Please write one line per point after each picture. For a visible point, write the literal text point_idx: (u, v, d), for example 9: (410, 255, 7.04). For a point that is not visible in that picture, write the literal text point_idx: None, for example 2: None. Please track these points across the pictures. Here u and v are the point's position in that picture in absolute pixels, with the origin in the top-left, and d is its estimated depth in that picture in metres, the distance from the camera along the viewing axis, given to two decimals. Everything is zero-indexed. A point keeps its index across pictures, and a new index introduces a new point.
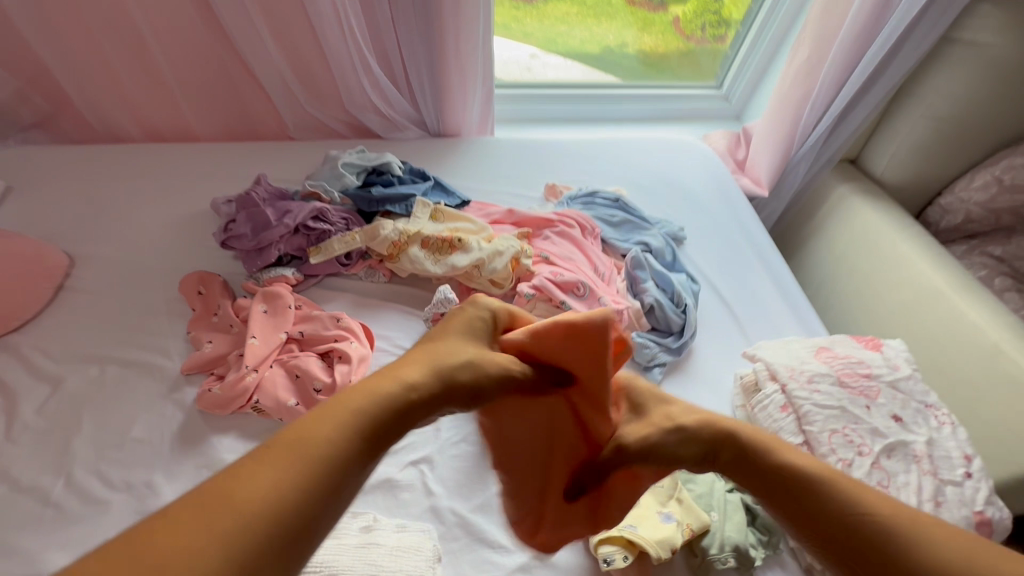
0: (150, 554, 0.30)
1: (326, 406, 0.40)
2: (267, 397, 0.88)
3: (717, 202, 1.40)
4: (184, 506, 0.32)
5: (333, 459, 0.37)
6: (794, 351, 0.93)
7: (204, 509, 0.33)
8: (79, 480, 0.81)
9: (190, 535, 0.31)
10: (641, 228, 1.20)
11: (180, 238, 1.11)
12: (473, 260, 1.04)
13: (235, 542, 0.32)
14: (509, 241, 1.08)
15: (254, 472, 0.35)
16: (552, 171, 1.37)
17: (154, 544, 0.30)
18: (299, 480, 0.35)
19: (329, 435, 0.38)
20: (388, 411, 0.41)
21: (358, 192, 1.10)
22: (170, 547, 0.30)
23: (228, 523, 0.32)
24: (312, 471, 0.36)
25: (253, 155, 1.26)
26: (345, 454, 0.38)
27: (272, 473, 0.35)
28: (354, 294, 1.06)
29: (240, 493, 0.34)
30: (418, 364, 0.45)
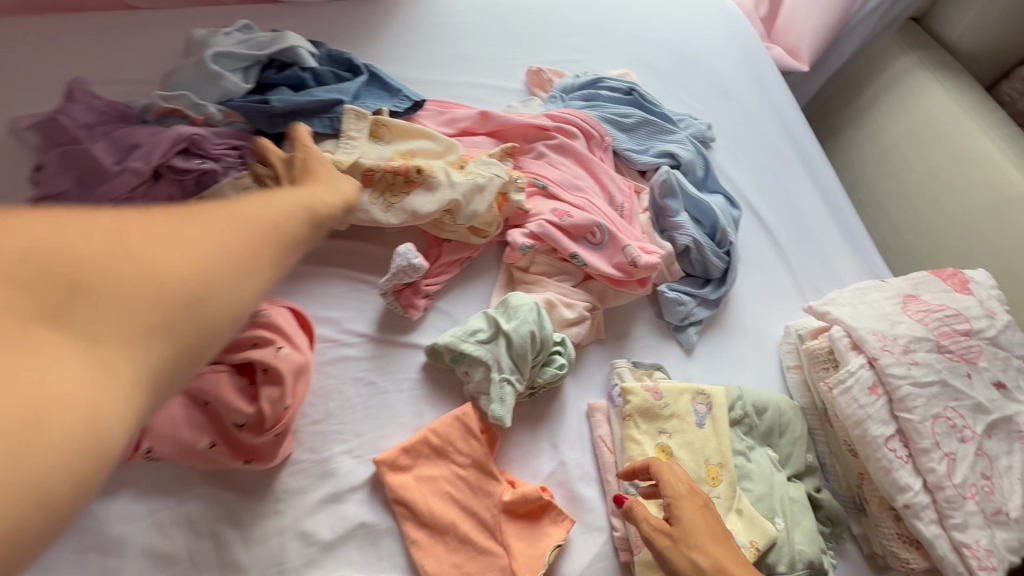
0: (57, 246, 0.32)
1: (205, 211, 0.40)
2: (163, 441, 0.60)
3: (749, 83, 1.07)
4: (84, 234, 0.33)
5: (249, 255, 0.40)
6: (876, 305, 0.71)
7: (190, 220, 0.39)
8: None
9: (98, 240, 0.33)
10: (664, 132, 0.88)
11: None
12: (443, 200, 0.72)
13: (242, 224, 0.41)
14: (490, 167, 0.75)
15: (179, 220, 0.38)
16: (534, 47, 0.97)
17: (101, 232, 0.34)
18: (228, 235, 0.39)
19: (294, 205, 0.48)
20: (298, 211, 0.48)
21: (247, 99, 0.71)
22: (79, 257, 0.32)
23: (245, 213, 0.42)
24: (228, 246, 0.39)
25: (72, 37, 0.80)
26: (249, 244, 0.41)
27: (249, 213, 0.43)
28: None
29: (181, 233, 0.37)
30: (324, 189, 0.55)
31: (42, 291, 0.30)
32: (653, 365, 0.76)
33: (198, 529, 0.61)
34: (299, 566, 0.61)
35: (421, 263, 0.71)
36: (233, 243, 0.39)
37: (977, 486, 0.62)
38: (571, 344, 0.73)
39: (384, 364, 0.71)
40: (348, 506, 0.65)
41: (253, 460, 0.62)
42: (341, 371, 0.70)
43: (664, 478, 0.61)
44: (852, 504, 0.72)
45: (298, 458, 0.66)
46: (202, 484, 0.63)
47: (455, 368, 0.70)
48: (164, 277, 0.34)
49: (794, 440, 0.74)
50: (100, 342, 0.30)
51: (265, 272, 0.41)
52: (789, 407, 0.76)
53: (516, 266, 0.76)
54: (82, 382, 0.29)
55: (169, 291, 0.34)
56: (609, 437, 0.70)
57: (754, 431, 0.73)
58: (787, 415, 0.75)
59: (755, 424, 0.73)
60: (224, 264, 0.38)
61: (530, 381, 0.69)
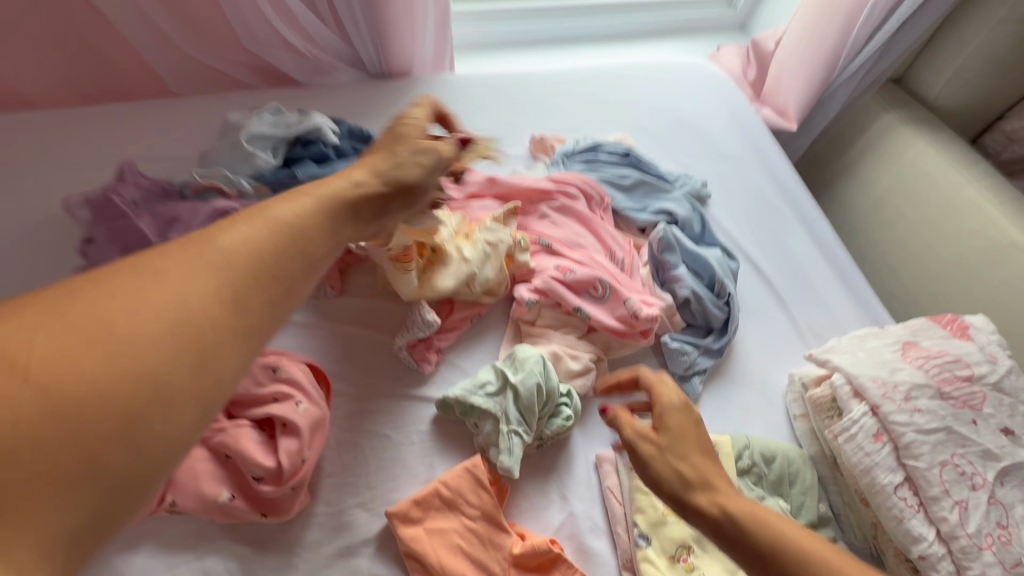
0: (77, 300, 0.37)
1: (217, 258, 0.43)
2: (186, 494, 0.63)
3: (741, 144, 1.13)
4: (69, 299, 0.36)
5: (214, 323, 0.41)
6: (875, 353, 0.73)
7: (167, 269, 0.41)
8: None
9: (71, 344, 0.34)
10: (661, 191, 0.94)
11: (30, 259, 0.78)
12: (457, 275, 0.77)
13: (210, 280, 0.42)
14: (495, 233, 0.80)
15: (173, 259, 0.42)
16: (537, 117, 1.06)
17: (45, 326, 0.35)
18: (225, 264, 0.43)
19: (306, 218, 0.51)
20: (287, 236, 0.48)
21: (276, 172, 0.79)
22: (89, 306, 0.37)
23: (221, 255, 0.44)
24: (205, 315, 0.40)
25: (124, 123, 0.90)
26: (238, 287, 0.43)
27: (227, 263, 0.44)
28: (297, 319, 0.79)
29: (164, 293, 0.39)
30: (307, 208, 0.51)
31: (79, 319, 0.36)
32: None
33: None
34: None
35: (434, 321, 0.76)
36: (208, 305, 0.41)
37: (993, 537, 0.60)
38: (578, 394, 0.75)
39: (397, 416, 0.74)
40: (361, 560, 0.66)
41: (270, 513, 0.64)
42: (356, 424, 0.73)
43: (657, 391, 0.62)
44: (870, 557, 0.71)
45: (313, 511, 0.68)
46: (221, 537, 0.65)
47: (465, 421, 0.72)
48: (135, 345, 0.36)
49: (805, 489, 0.74)
50: (82, 434, 0.33)
51: (246, 317, 0.43)
52: (797, 456, 0.76)
53: (523, 320, 0.80)
54: (81, 446, 0.33)
55: (114, 404, 0.34)
56: (617, 488, 0.71)
57: (764, 481, 0.74)
58: (796, 465, 0.75)
59: (764, 474, 0.74)
60: (183, 357, 0.38)
61: (538, 433, 0.71)
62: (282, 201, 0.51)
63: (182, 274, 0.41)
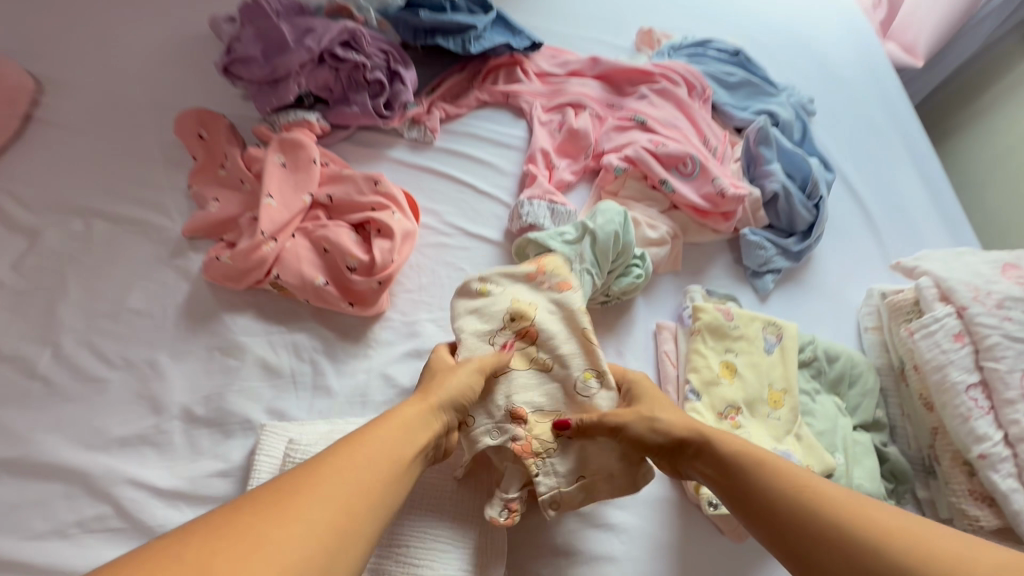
0: (314, 479, 0.39)
1: (324, 468, 0.40)
2: (289, 272, 0.70)
3: (856, 70, 1.06)
4: (294, 485, 0.38)
5: (348, 519, 0.38)
6: (972, 267, 0.70)
7: (384, 440, 0.45)
8: (67, 352, 0.67)
9: (315, 490, 0.38)
10: (762, 95, 0.91)
11: (176, 69, 0.88)
12: (542, 478, 0.54)
13: (360, 479, 0.41)
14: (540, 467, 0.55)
15: (355, 448, 0.43)
16: (648, 10, 1.05)
17: (308, 483, 0.38)
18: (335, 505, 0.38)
19: (388, 438, 0.45)
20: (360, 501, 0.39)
21: (400, 17, 0.85)
22: (324, 478, 0.39)
23: (360, 468, 0.41)
24: (361, 485, 0.40)
25: None
26: (372, 483, 0.41)
27: (378, 463, 0.43)
28: (396, 154, 0.83)
29: (381, 443, 0.44)
30: (394, 438, 0.45)
31: (286, 495, 0.37)
32: (727, 295, 0.77)
33: (301, 353, 0.70)
34: (380, 403, 0.68)
35: (508, 199, 0.83)
36: (344, 502, 0.38)
37: None
38: (650, 264, 0.76)
39: (473, 254, 0.78)
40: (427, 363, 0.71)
41: (357, 304, 0.71)
42: (437, 251, 0.78)
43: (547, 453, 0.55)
44: (920, 466, 0.69)
45: (389, 316, 0.73)
46: (309, 320, 0.72)
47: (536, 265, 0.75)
48: (318, 521, 0.36)
49: (865, 393, 0.72)
50: (287, 504, 0.36)
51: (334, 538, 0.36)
52: (863, 362, 0.74)
53: (606, 189, 0.82)
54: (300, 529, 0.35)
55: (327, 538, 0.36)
56: (674, 352, 0.72)
57: (822, 377, 0.73)
58: (861, 369, 0.74)
59: (824, 370, 0.73)
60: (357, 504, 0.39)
61: (607, 285, 0.73)
62: (364, 437, 0.45)
63: (412, 412, 0.48)
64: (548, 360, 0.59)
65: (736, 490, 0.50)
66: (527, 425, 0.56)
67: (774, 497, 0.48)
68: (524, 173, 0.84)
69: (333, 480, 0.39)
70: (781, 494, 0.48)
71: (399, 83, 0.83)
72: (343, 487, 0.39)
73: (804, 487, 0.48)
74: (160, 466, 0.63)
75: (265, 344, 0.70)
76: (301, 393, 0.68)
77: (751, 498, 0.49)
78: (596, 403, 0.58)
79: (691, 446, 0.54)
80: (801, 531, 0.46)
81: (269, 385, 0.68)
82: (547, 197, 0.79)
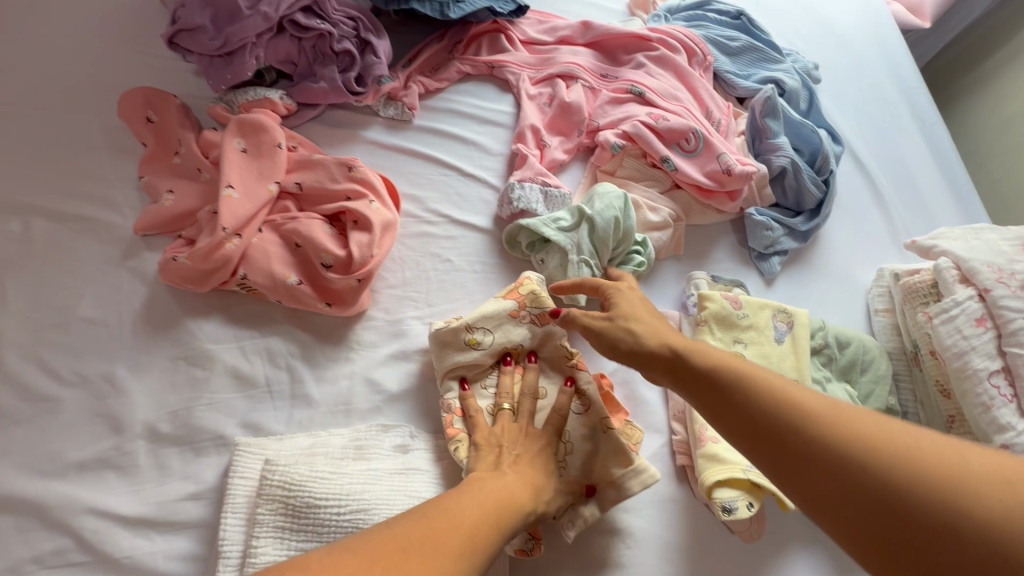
0: (458, 504, 0.41)
1: (458, 497, 0.42)
2: (257, 271, 0.63)
3: (862, 31, 1.00)
4: (453, 509, 0.40)
5: (485, 543, 0.39)
6: (993, 244, 0.66)
7: (507, 482, 0.48)
8: (12, 368, 0.60)
9: (462, 514, 0.40)
10: (766, 61, 0.85)
11: (118, 42, 0.78)
12: (552, 499, 0.55)
13: (494, 513, 0.43)
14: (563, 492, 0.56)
15: (487, 487, 0.46)
16: None
17: (454, 507, 0.41)
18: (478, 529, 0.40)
19: (517, 481, 0.48)
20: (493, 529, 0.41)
21: None
22: (466, 503, 0.41)
23: (500, 503, 0.44)
24: (491, 512, 0.42)
25: None
26: (499, 509, 0.43)
27: (508, 504, 0.45)
28: (372, 135, 0.75)
29: (509, 484, 0.48)
30: (520, 483, 0.48)
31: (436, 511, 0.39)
32: (732, 281, 0.73)
33: (276, 360, 0.64)
34: (366, 411, 0.63)
35: (497, 182, 0.76)
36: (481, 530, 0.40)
37: None
38: (653, 250, 0.71)
39: (461, 243, 0.72)
40: (416, 365, 0.65)
41: (334, 304, 0.65)
42: (421, 242, 0.71)
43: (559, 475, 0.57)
44: None
45: (372, 315, 0.67)
46: (284, 323, 0.66)
47: (530, 257, 0.71)
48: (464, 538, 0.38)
49: (878, 380, 0.69)
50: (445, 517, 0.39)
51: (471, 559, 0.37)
52: (874, 347, 0.71)
53: (603, 169, 0.75)
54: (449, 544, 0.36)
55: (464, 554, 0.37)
56: None
57: (833, 364, 0.69)
58: (873, 355, 0.70)
59: (835, 357, 0.69)
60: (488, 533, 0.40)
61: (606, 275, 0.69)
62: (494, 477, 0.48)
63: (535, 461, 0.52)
64: (545, 390, 0.61)
65: (744, 421, 0.39)
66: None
67: (773, 408, 0.38)
68: (513, 153, 0.77)
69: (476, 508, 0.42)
70: (781, 403, 0.38)
71: (371, 54, 0.75)
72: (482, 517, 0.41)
73: (830, 413, 0.36)
74: (126, 491, 0.57)
75: (235, 351, 0.63)
76: (280, 404, 0.62)
77: (742, 416, 0.39)
78: (593, 412, 0.60)
79: (665, 354, 0.47)
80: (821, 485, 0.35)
81: (242, 396, 0.62)
82: (539, 180, 0.73)
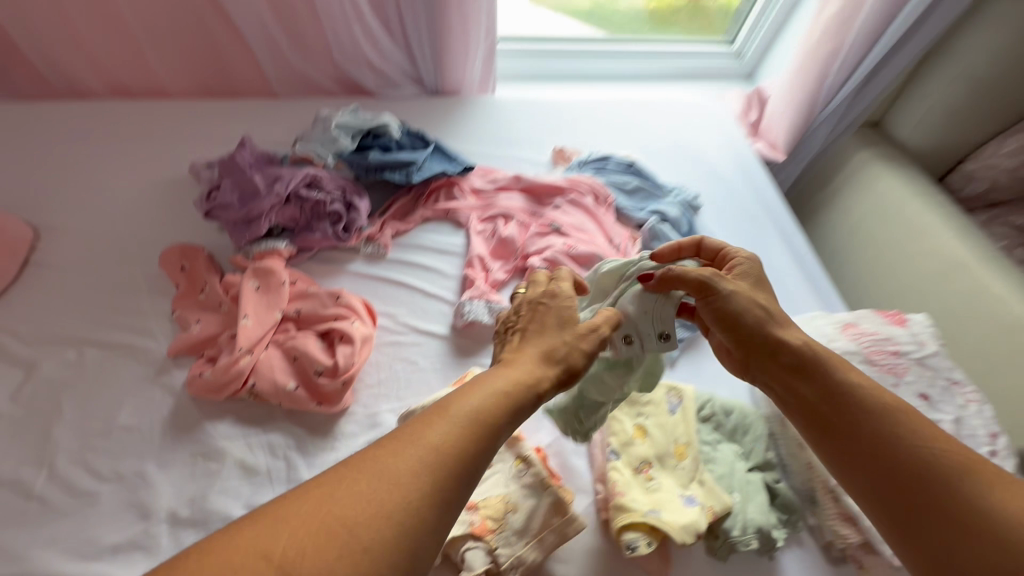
0: (384, 454, 0.45)
1: (391, 444, 0.46)
2: (264, 381, 0.82)
3: (732, 167, 1.31)
4: (376, 462, 0.45)
5: (399, 492, 0.43)
6: (819, 328, 0.90)
7: (459, 415, 0.49)
8: (62, 471, 0.75)
9: (378, 469, 0.44)
10: (654, 197, 1.13)
11: (157, 208, 1.02)
12: (501, 548, 0.70)
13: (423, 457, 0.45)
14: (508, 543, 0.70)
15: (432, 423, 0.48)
16: (558, 131, 1.29)
17: (378, 459, 0.45)
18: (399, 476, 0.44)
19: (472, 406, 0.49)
20: (417, 475, 0.44)
21: (353, 158, 1.04)
22: (395, 450, 0.45)
23: (436, 438, 0.47)
24: (415, 460, 0.45)
25: (231, 113, 1.15)
26: (426, 451, 0.45)
27: (450, 436, 0.47)
28: (355, 268, 0.98)
29: (461, 411, 0.49)
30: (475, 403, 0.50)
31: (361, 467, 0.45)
32: None
33: (276, 452, 0.80)
34: None
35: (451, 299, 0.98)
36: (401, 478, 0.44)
37: None
38: None
39: (424, 348, 0.92)
40: None
41: (324, 403, 0.82)
42: (393, 349, 0.91)
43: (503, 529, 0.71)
44: (806, 497, 0.83)
45: (354, 410, 0.85)
46: (283, 420, 0.83)
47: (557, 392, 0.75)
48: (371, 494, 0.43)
49: (757, 438, 0.87)
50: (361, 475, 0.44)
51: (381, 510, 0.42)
52: (752, 412, 0.90)
53: None
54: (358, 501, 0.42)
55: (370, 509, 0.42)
56: None
57: (721, 428, 0.88)
58: (751, 419, 0.89)
59: (722, 422, 0.88)
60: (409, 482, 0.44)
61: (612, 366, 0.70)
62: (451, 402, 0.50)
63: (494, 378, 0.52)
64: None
65: (816, 414, 0.62)
66: (480, 507, 0.72)
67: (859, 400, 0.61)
68: (464, 276, 1.00)
69: (405, 455, 0.45)
70: (862, 393, 0.61)
71: (355, 211, 1.00)
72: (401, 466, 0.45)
73: (888, 408, 0.60)
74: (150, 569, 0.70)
75: (244, 446, 0.80)
76: (278, 487, 0.77)
77: (843, 401, 0.61)
78: (532, 473, 0.76)
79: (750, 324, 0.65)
80: (856, 452, 0.60)
81: (248, 483, 0.77)
82: (483, 297, 0.95)
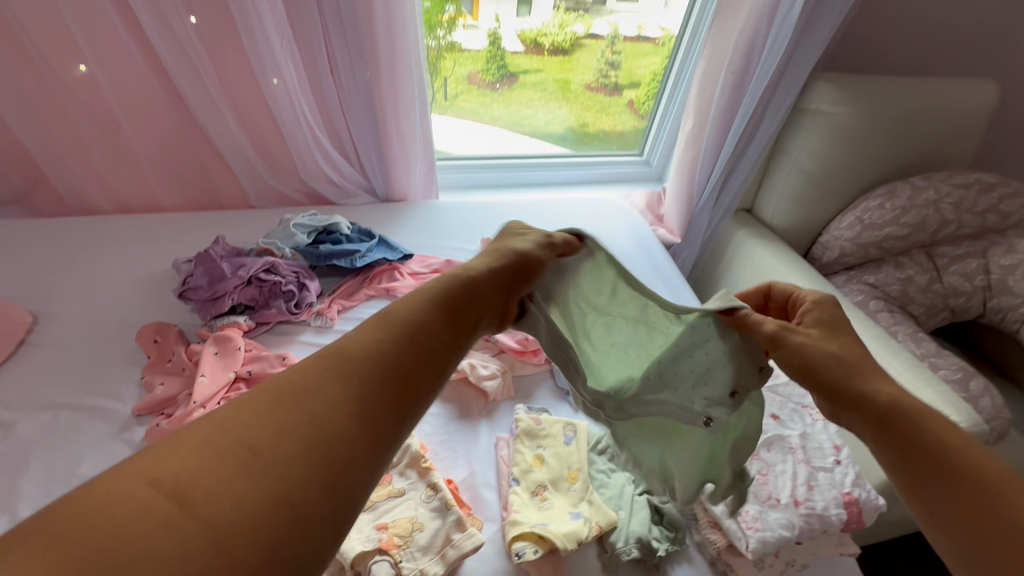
0: (270, 399, 0.43)
1: (277, 393, 0.43)
2: None
3: (635, 247, 1.56)
4: (260, 410, 0.42)
5: (295, 425, 0.42)
6: None
7: (365, 355, 0.48)
8: (23, 516, 0.85)
9: (268, 410, 0.42)
10: None
11: (141, 296, 1.22)
12: (405, 562, 0.80)
13: (327, 390, 0.44)
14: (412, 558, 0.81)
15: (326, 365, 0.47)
16: (489, 226, 1.55)
17: (264, 404, 0.42)
18: (292, 415, 0.42)
19: (370, 343, 0.49)
20: (318, 414, 0.43)
21: (308, 249, 1.28)
22: (285, 393, 0.44)
23: (335, 382, 0.45)
24: (310, 398, 0.43)
25: (213, 220, 1.40)
26: (321, 387, 0.44)
27: (349, 375, 0.46)
28: (304, 337, 1.16)
29: (361, 354, 0.48)
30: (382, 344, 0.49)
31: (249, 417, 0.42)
32: (542, 408, 1.08)
33: None
34: None
35: None
36: (297, 419, 0.42)
37: (750, 476, 0.88)
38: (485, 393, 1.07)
39: None
40: None
41: None
42: None
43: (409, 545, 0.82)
44: (689, 515, 0.94)
45: None
46: None
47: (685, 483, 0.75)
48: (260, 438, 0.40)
49: None
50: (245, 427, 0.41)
51: (282, 454, 0.40)
52: None
53: None
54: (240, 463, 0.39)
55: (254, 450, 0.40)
56: (506, 453, 0.99)
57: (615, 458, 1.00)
58: None
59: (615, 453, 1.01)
60: (304, 420, 0.42)
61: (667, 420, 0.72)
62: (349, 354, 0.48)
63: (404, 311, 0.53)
64: (403, 487, 0.90)
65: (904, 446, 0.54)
66: (390, 527, 0.84)
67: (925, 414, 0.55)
68: None
69: (294, 396, 0.43)
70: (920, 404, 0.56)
71: (306, 290, 1.21)
72: (290, 408, 0.42)
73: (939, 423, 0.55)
74: None
75: None
76: None
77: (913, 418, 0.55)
78: (439, 498, 0.88)
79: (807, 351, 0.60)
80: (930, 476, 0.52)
81: None
82: None
